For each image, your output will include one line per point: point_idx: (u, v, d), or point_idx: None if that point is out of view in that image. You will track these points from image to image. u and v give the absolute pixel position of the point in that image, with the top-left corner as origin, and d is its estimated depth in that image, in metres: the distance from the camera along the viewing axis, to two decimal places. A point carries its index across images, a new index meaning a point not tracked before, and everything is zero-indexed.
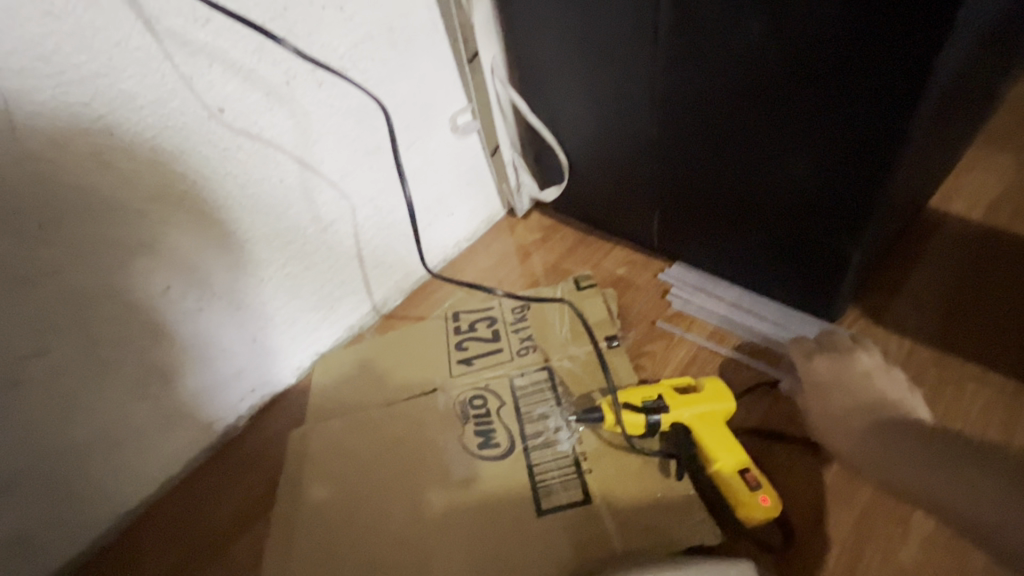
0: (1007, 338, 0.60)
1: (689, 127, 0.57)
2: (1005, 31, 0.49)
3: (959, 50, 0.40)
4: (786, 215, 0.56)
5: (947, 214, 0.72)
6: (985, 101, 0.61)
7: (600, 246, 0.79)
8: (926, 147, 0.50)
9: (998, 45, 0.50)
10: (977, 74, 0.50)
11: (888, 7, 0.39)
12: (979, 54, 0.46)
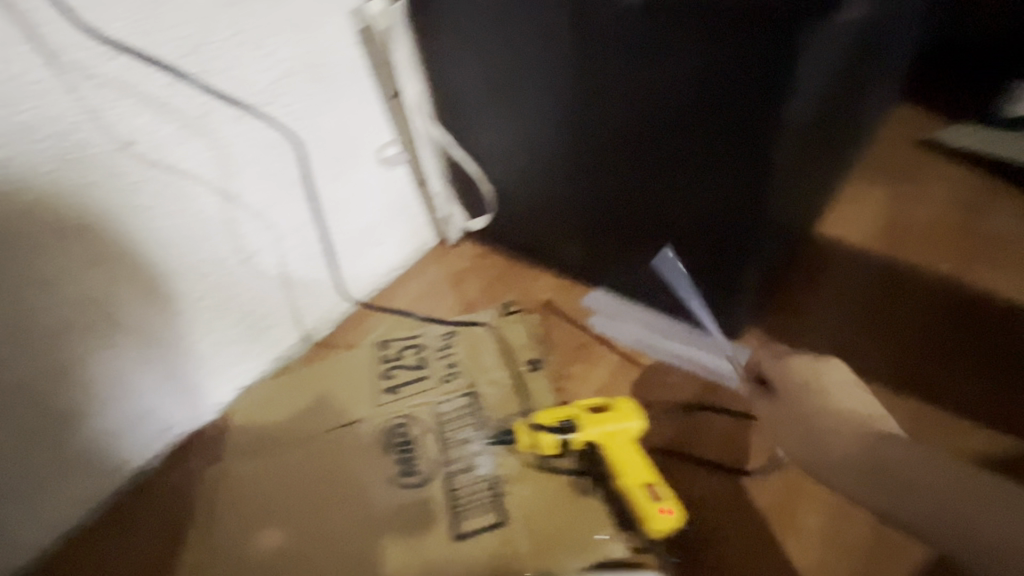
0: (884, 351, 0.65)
1: (598, 157, 0.63)
2: (855, 81, 0.59)
3: (805, 94, 0.49)
4: (686, 238, 0.63)
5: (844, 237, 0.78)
6: (851, 143, 0.71)
7: (528, 272, 0.82)
8: (795, 177, 0.58)
9: (851, 92, 0.59)
10: (834, 116, 0.59)
11: (747, 56, 0.47)
12: (832, 99, 0.55)
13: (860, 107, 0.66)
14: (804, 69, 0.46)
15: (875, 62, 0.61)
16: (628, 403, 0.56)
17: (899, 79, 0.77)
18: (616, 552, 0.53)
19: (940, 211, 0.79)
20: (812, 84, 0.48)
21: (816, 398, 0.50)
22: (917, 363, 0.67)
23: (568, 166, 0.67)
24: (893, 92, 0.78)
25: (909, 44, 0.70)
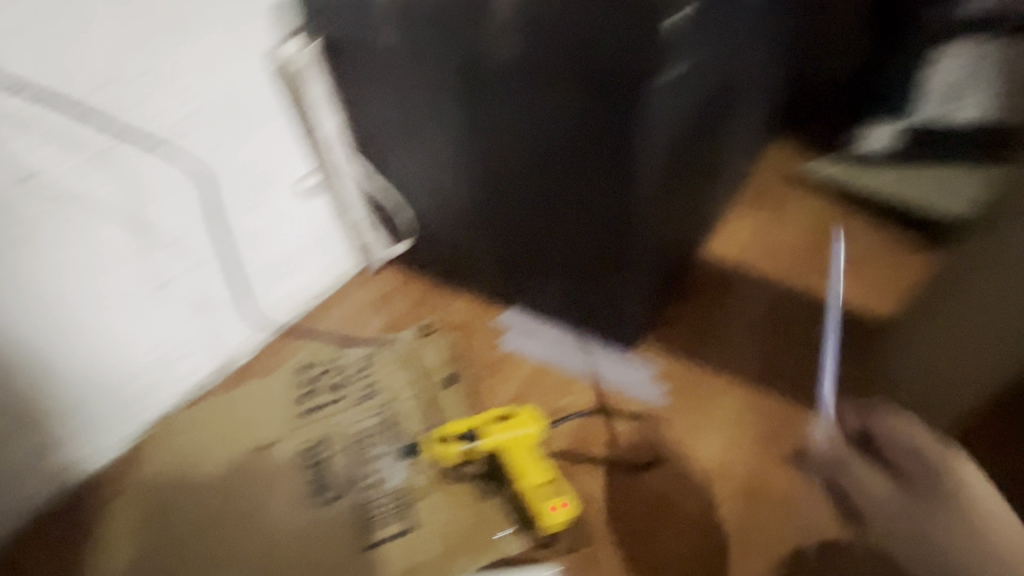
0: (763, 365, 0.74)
1: (496, 186, 0.69)
2: (716, 122, 0.66)
3: (656, 138, 0.55)
4: (576, 259, 0.69)
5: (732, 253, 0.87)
6: (728, 173, 0.80)
7: (448, 294, 0.86)
8: (666, 207, 0.65)
9: (713, 132, 0.67)
10: (699, 153, 0.66)
11: (602, 102, 0.53)
12: (691, 140, 0.61)
13: (729, 143, 0.75)
14: (649, 115, 0.53)
15: (735, 105, 0.69)
16: (528, 411, 0.61)
17: (770, 119, 0.89)
18: (513, 549, 0.58)
19: (811, 229, 0.88)
20: (660, 128, 0.54)
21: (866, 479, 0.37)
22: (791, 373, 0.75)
23: (473, 195, 0.73)
24: (765, 129, 0.89)
25: (770, 89, 0.81)
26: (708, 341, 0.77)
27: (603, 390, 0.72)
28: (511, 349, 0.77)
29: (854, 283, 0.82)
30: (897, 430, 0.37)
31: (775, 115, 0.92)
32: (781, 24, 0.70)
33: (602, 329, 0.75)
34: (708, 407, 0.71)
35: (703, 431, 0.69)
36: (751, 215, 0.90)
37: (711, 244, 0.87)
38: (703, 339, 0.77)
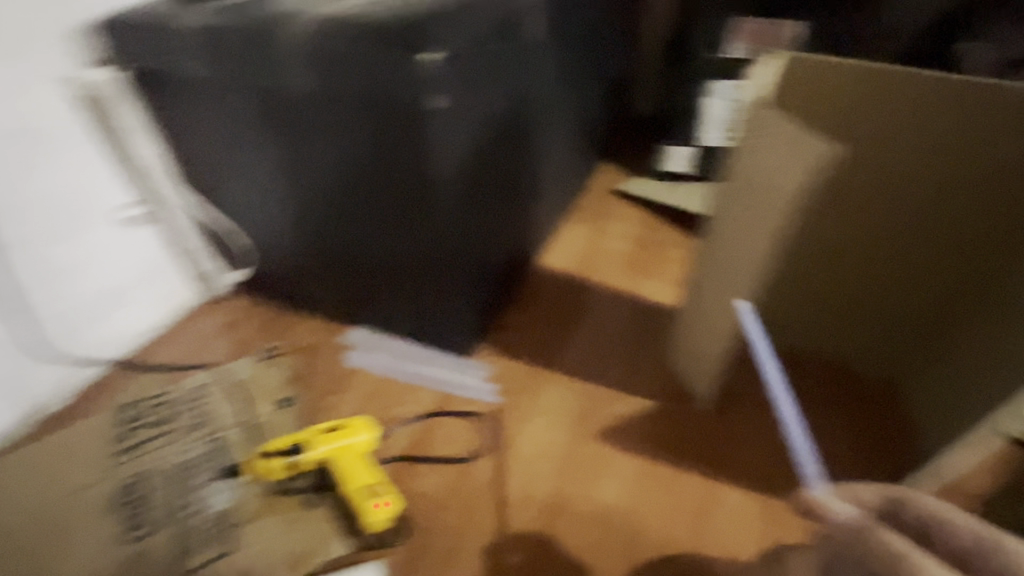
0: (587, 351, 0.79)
1: (321, 208, 0.72)
2: (519, 140, 0.73)
3: (449, 156, 0.61)
4: (404, 271, 0.74)
5: (565, 259, 0.95)
6: (549, 189, 0.90)
7: (296, 319, 0.87)
8: (479, 219, 0.70)
9: (518, 149, 0.74)
10: (505, 169, 0.72)
11: (392, 125, 0.60)
12: (492, 157, 0.68)
13: (544, 161, 0.83)
14: (434, 135, 0.59)
15: (540, 126, 0.77)
16: (360, 420, 0.63)
17: (590, 141, 1.01)
18: (335, 553, 0.59)
19: (630, 233, 0.99)
20: (451, 148, 0.60)
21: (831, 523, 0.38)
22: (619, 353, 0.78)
23: (302, 216, 0.75)
24: (586, 150, 1.01)
25: (581, 113, 0.91)
26: (538, 337, 0.82)
27: (439, 393, 0.75)
28: (354, 365, 0.79)
29: (671, 272, 0.90)
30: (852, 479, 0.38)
31: (596, 139, 1.04)
32: (576, 58, 0.81)
33: (439, 336, 0.79)
34: (535, 393, 0.73)
35: (530, 417, 0.70)
36: (583, 226, 1.00)
37: (548, 254, 0.96)
38: (534, 336, 0.82)
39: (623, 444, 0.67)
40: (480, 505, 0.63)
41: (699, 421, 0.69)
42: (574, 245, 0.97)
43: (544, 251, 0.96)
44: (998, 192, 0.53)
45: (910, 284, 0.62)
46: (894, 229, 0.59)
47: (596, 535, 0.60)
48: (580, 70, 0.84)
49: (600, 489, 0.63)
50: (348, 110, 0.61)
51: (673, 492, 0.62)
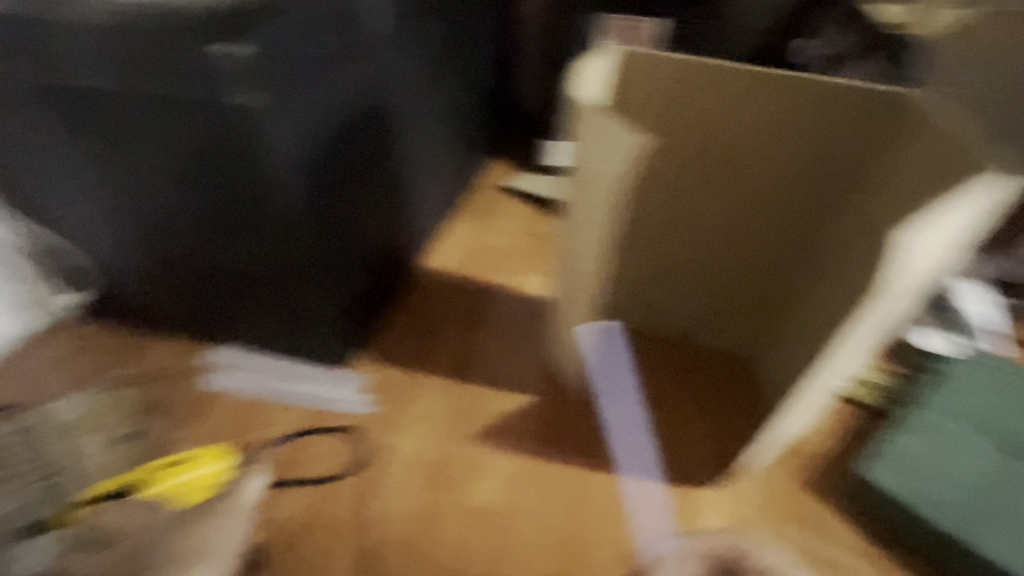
0: (471, 352, 0.77)
1: (158, 220, 0.65)
2: (374, 137, 0.69)
3: (282, 160, 0.56)
4: (259, 283, 0.68)
5: (452, 255, 0.91)
6: (428, 183, 0.87)
7: (145, 342, 0.77)
8: (334, 225, 0.66)
9: (374, 147, 0.70)
10: (360, 168, 0.68)
11: (216, 126, 0.54)
12: (340, 157, 0.64)
13: (412, 158, 0.79)
14: (263, 134, 0.54)
15: (399, 121, 0.73)
16: (212, 449, 0.60)
17: (473, 137, 0.98)
18: None
19: (520, 223, 0.97)
20: (284, 151, 0.56)
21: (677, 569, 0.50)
22: (503, 351, 0.77)
23: (136, 231, 0.68)
24: (470, 145, 0.98)
25: (455, 108, 0.88)
26: (418, 343, 0.79)
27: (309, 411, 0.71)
28: (218, 389, 0.73)
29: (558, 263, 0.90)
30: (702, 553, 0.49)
31: (479, 131, 1.00)
32: (437, 50, 0.78)
33: (314, 348, 0.74)
34: (410, 403, 0.71)
35: (404, 426, 0.69)
36: (468, 223, 0.97)
37: (433, 254, 0.92)
38: (414, 342, 0.79)
39: (500, 444, 0.66)
40: (349, 525, 0.61)
41: (578, 413, 0.69)
42: (462, 240, 0.94)
43: (429, 251, 0.92)
44: (812, 178, 0.57)
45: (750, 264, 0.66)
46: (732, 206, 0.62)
47: (465, 541, 0.60)
48: (445, 63, 0.81)
49: (474, 493, 0.62)
50: (164, 110, 0.55)
51: (547, 491, 0.62)
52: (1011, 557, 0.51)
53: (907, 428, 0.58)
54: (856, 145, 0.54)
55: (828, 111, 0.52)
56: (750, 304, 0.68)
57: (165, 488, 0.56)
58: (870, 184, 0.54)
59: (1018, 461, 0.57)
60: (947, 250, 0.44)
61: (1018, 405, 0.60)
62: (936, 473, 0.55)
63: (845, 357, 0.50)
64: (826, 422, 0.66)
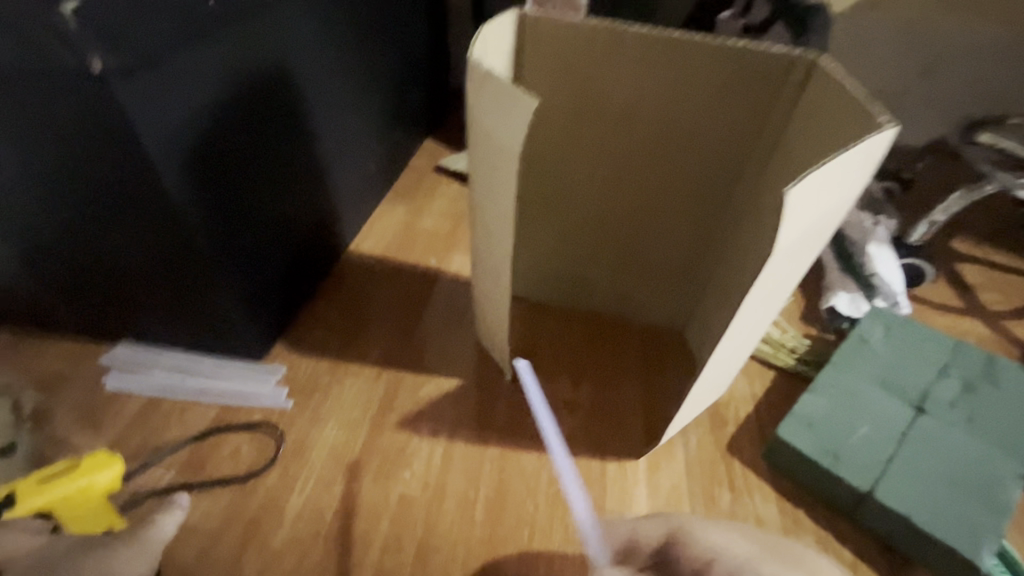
0: (397, 339, 0.74)
1: (34, 208, 0.59)
2: (275, 114, 0.63)
3: (148, 131, 0.50)
4: (151, 275, 0.62)
5: (380, 240, 0.87)
6: (352, 165, 0.82)
7: (46, 347, 0.73)
8: (224, 208, 0.60)
9: (276, 125, 0.64)
10: (258, 148, 0.62)
11: (73, 103, 0.49)
12: (229, 133, 0.58)
13: (328, 138, 0.74)
14: (124, 112, 0.48)
15: (307, 98, 0.68)
16: (116, 463, 0.54)
17: (402, 115, 0.93)
18: None
19: (453, 204, 0.93)
20: (150, 121, 0.50)
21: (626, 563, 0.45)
22: (432, 336, 0.75)
23: (12, 217, 0.61)
24: (400, 123, 0.93)
25: (378, 84, 0.83)
26: (345, 332, 0.75)
27: (221, 406, 0.66)
28: (117, 389, 0.68)
29: None
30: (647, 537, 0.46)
31: (410, 107, 0.95)
32: (351, 20, 0.73)
33: (222, 341, 0.68)
34: (331, 394, 0.67)
35: (326, 418, 0.65)
36: (398, 206, 0.93)
37: (361, 238, 0.88)
38: (341, 331, 0.75)
39: (426, 430, 0.63)
40: (258, 525, 0.56)
41: (505, 393, 0.68)
42: (391, 224, 0.90)
43: (357, 236, 0.87)
44: (726, 145, 0.57)
45: (670, 236, 0.65)
46: (650, 177, 0.61)
47: (388, 533, 0.55)
48: (362, 34, 0.76)
49: (398, 482, 0.59)
50: (17, 85, 0.49)
51: (473, 473, 0.60)
52: (910, 506, 0.52)
53: (815, 388, 0.60)
54: (765, 110, 0.53)
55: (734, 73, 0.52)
56: (674, 278, 0.68)
57: (51, 496, 0.50)
58: (781, 150, 0.54)
59: (920, 414, 0.58)
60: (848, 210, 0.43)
61: (920, 362, 0.62)
62: (842, 428, 0.57)
63: (751, 322, 0.49)
64: (751, 388, 0.67)
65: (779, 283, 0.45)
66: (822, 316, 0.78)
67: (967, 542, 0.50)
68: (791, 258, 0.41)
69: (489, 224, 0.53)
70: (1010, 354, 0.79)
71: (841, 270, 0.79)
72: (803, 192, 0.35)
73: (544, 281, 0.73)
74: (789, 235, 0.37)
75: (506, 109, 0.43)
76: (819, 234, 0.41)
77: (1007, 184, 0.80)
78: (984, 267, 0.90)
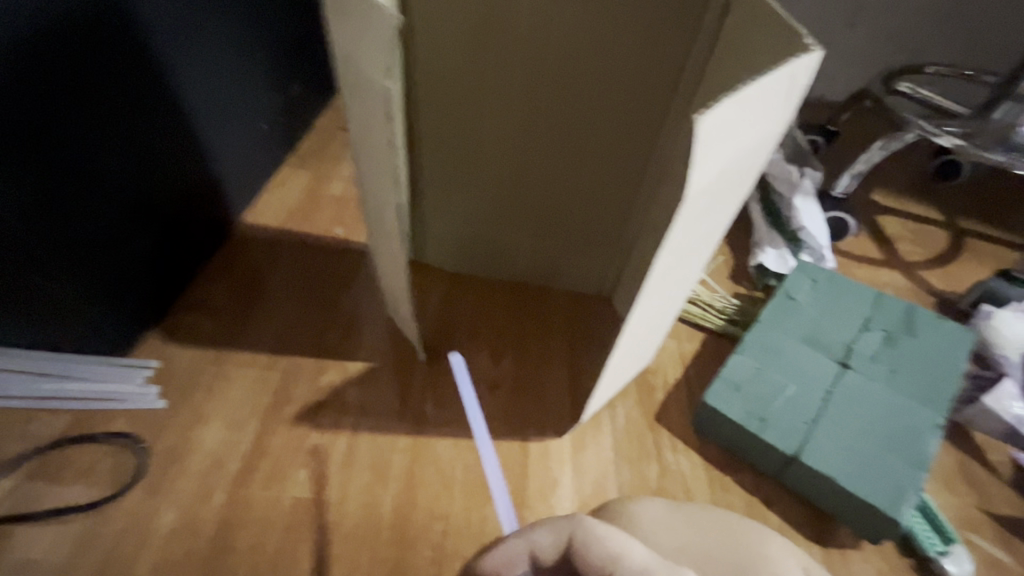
0: (295, 317, 0.64)
1: None
2: (113, 47, 0.50)
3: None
4: None
5: (277, 200, 0.75)
6: (248, 126, 0.69)
7: None
8: (46, 171, 0.47)
9: (116, 61, 0.50)
10: (95, 91, 0.49)
11: None
12: (43, 70, 0.45)
13: (201, 84, 0.60)
14: None
15: (162, 27, 0.54)
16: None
17: (305, 61, 0.78)
18: None
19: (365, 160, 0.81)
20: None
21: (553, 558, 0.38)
22: (336, 310, 0.65)
23: None
24: (302, 71, 0.78)
25: (264, 15, 0.68)
26: (232, 316, 0.64)
27: (77, 414, 0.56)
28: None
29: None
30: (546, 539, 0.38)
31: (312, 57, 0.80)
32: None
33: (76, 333, 0.55)
34: (212, 390, 0.58)
35: (208, 417, 0.56)
36: (300, 171, 0.78)
37: (258, 210, 0.73)
38: (227, 315, 0.64)
39: (325, 423, 0.56)
40: (122, 552, 0.49)
41: (419, 373, 0.61)
42: (290, 180, 0.77)
43: (252, 198, 0.74)
44: (645, 82, 0.50)
45: (591, 190, 0.58)
46: (572, 130, 0.54)
47: (275, 545, 0.49)
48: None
49: (291, 484, 0.52)
50: None
51: (378, 468, 0.54)
52: (832, 464, 0.50)
53: (743, 348, 0.58)
54: (687, 49, 0.47)
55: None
56: (598, 242, 0.62)
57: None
58: (703, 91, 0.47)
59: (844, 369, 0.57)
60: (771, 151, 0.38)
61: (844, 317, 0.61)
62: (769, 389, 0.55)
63: (670, 281, 0.44)
64: (680, 354, 0.64)
65: (694, 236, 0.40)
66: (749, 273, 0.76)
67: (889, 496, 0.48)
68: (705, 207, 0.36)
69: (373, 173, 0.46)
70: (924, 302, 0.80)
71: (768, 225, 0.78)
72: (715, 121, 0.29)
73: (461, 247, 0.65)
74: (702, 176, 0.31)
75: (366, 31, 0.36)
76: (737, 178, 0.36)
77: (924, 132, 0.79)
78: (900, 218, 0.92)
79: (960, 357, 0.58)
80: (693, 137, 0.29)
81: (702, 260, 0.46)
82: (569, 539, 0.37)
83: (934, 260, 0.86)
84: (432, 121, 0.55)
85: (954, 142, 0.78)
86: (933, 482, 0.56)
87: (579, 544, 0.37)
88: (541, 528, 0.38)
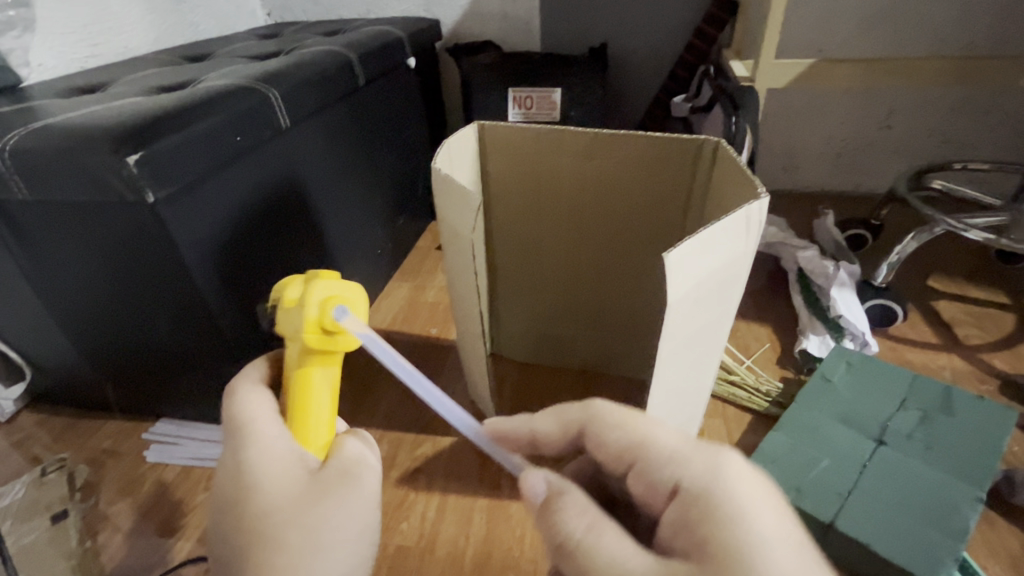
0: (401, 400, 0.81)
1: (90, 324, 0.68)
2: (288, 209, 0.73)
3: (186, 248, 0.59)
4: (182, 366, 0.69)
5: (389, 307, 0.95)
6: (369, 249, 0.93)
7: (84, 423, 0.77)
8: (249, 297, 0.68)
9: (289, 217, 0.73)
10: (277, 237, 0.72)
11: (141, 238, 0.58)
12: (252, 230, 0.67)
13: (338, 229, 0.84)
14: (179, 227, 0.57)
15: (317, 191, 0.78)
16: (354, 291, 0.44)
17: (407, 199, 1.04)
18: None
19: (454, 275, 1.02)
20: (187, 237, 0.58)
21: (592, 436, 0.43)
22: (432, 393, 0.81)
23: (64, 316, 0.69)
24: (406, 208, 1.03)
25: (381, 177, 0.94)
26: (354, 399, 0.82)
27: None
28: (154, 458, 0.71)
29: None
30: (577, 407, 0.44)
31: (413, 199, 1.06)
32: (353, 127, 0.84)
33: None
34: None
35: None
36: (404, 285, 1.00)
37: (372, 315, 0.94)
38: (351, 398, 0.82)
39: (423, 486, 0.70)
40: None
41: None
42: (397, 293, 0.98)
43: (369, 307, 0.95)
44: (660, 205, 0.65)
45: (632, 286, 0.72)
46: (612, 241, 0.70)
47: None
48: (365, 130, 0.87)
49: (396, 533, 0.65)
50: (81, 219, 0.58)
51: (464, 523, 0.66)
52: (868, 531, 0.54)
53: (780, 427, 0.64)
54: (689, 180, 0.62)
55: (648, 150, 0.61)
56: (642, 329, 0.74)
57: (286, 326, 0.43)
58: (708, 209, 0.62)
59: (880, 445, 0.62)
60: (749, 259, 0.50)
61: (880, 398, 0.66)
62: (804, 462, 0.61)
63: (691, 365, 0.54)
64: (727, 434, 0.71)
65: (704, 326, 0.51)
66: (794, 358, 0.82)
67: (927, 561, 0.52)
68: (699, 304, 0.48)
69: (462, 287, 0.63)
70: (988, 383, 0.81)
71: (810, 315, 0.85)
72: (682, 254, 0.43)
73: (528, 340, 0.80)
74: (680, 292, 0.44)
75: (457, 202, 0.55)
76: (719, 283, 0.48)
77: (953, 227, 0.84)
78: (955, 301, 0.94)
79: (1001, 436, 0.61)
80: (665, 267, 0.42)
81: (719, 344, 0.57)
82: (577, 411, 0.44)
83: (996, 341, 0.87)
84: (502, 246, 0.74)
85: (985, 235, 0.83)
86: (995, 563, 0.57)
87: (598, 420, 0.42)
88: (550, 415, 0.45)
